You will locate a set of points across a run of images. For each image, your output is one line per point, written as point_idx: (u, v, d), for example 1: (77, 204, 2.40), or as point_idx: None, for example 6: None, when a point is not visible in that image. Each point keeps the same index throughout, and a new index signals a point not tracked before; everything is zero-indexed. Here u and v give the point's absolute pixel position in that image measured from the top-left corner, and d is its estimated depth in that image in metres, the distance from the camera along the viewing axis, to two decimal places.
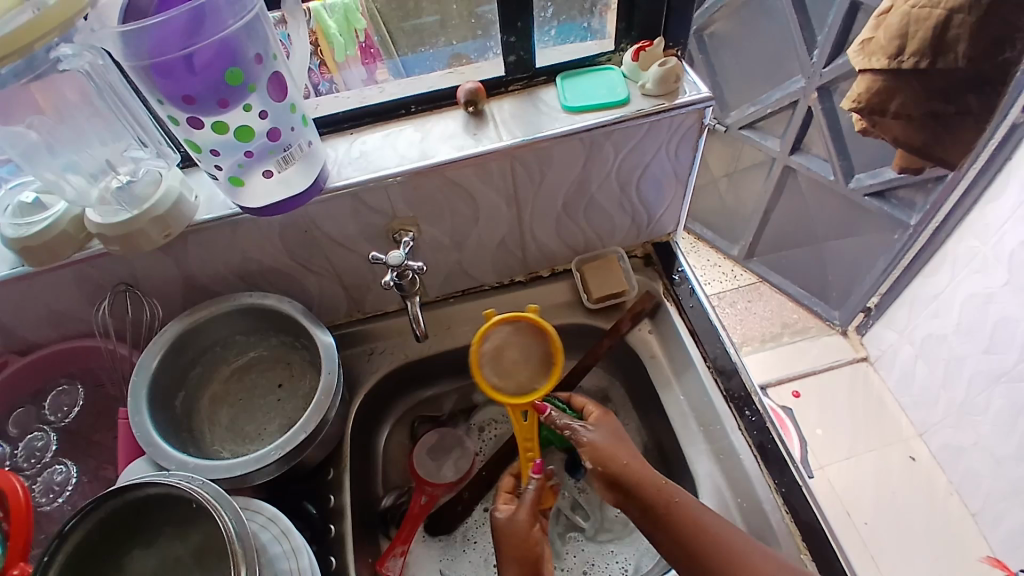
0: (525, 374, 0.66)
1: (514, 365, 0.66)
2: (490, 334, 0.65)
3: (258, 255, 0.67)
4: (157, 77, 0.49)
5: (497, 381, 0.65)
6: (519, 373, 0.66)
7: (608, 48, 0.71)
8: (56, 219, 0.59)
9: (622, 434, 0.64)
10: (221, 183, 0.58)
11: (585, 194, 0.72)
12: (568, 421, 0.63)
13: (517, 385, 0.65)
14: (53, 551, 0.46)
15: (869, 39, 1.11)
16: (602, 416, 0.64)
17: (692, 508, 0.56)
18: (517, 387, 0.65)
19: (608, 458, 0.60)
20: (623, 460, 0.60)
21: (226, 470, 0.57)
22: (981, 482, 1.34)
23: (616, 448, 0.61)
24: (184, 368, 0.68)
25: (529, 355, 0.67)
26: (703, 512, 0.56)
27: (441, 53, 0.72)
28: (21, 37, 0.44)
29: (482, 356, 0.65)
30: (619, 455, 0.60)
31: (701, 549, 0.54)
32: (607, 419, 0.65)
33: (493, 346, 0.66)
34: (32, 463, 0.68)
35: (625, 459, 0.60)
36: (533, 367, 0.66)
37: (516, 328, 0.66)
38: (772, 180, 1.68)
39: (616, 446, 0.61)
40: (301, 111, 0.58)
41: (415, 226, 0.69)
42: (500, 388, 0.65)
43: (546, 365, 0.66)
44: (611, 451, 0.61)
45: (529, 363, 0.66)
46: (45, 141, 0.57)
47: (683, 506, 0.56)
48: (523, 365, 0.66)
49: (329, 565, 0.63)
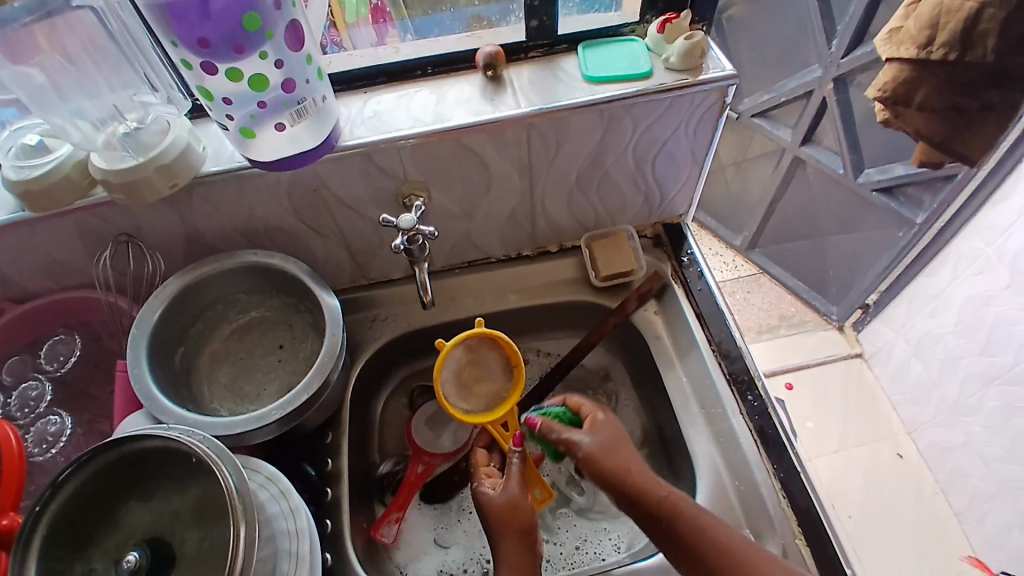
0: (490, 386, 0.68)
1: (476, 380, 0.67)
2: (445, 364, 0.65)
3: (264, 213, 0.66)
4: (171, 19, 0.47)
5: (467, 404, 0.66)
6: (484, 387, 0.67)
7: (632, 20, 0.70)
8: (60, 163, 0.57)
9: (624, 434, 0.62)
10: (232, 134, 0.57)
11: (600, 169, 0.71)
12: (564, 434, 0.60)
13: (486, 400, 0.67)
14: (45, 501, 0.46)
15: (898, 28, 1.09)
16: (603, 418, 0.62)
17: (699, 515, 0.53)
18: (486, 402, 0.67)
19: (611, 463, 0.57)
20: (627, 466, 0.57)
21: (228, 427, 0.57)
22: (967, 482, 1.36)
23: (619, 452, 0.59)
24: (184, 325, 0.66)
25: (488, 367, 0.68)
26: (712, 520, 0.53)
27: (460, 15, 0.70)
28: None
29: (445, 388, 0.65)
30: (622, 460, 0.58)
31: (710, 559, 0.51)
32: (610, 420, 0.62)
33: (451, 373, 0.66)
34: (26, 413, 0.67)
35: (628, 464, 0.57)
36: (496, 379, 0.68)
37: (467, 347, 0.66)
38: (780, 170, 1.67)
39: (619, 449, 0.59)
40: (316, 65, 0.57)
41: (425, 191, 0.67)
42: (471, 411, 0.66)
43: (507, 372, 0.68)
44: (614, 456, 0.58)
45: (491, 375, 0.68)
46: (52, 83, 0.55)
47: (689, 514, 0.53)
48: (485, 379, 0.67)
49: (325, 527, 0.63)
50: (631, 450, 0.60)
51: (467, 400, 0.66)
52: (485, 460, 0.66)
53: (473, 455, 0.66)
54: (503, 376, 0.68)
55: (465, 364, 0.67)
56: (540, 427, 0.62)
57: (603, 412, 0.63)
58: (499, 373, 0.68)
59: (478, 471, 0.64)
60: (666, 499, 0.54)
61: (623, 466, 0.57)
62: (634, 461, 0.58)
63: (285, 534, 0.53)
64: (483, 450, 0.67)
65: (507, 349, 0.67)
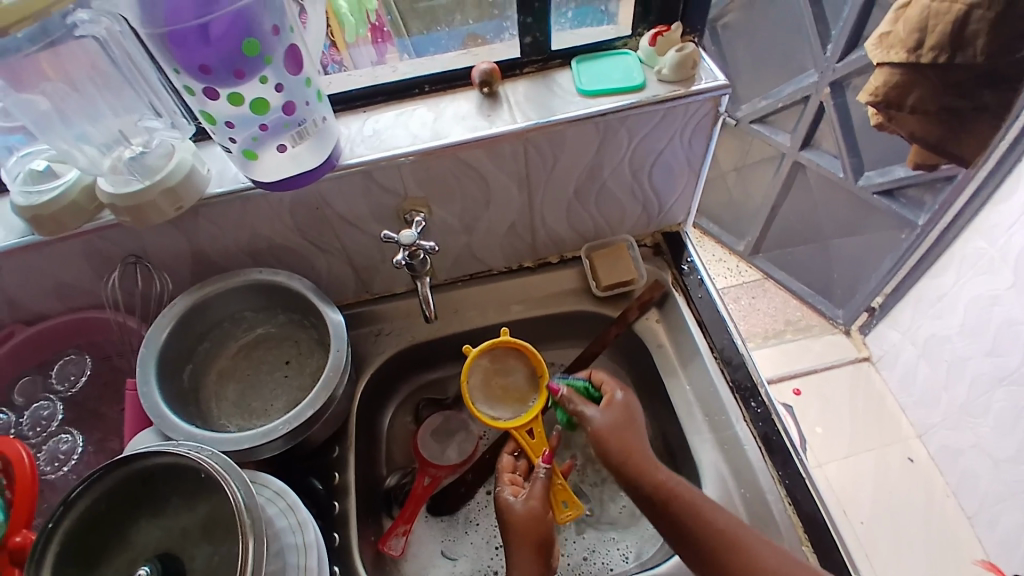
0: (516, 396, 0.67)
1: (503, 388, 0.68)
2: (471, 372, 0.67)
3: (268, 231, 0.67)
4: (173, 47, 0.48)
5: (494, 412, 0.66)
6: (510, 396, 0.68)
7: (624, 33, 0.71)
8: (67, 188, 0.59)
9: (637, 413, 0.65)
10: (235, 155, 0.58)
11: (597, 180, 0.72)
12: (577, 404, 0.64)
13: (512, 408, 0.67)
14: (58, 518, 0.47)
15: (887, 33, 1.11)
16: (620, 397, 0.64)
17: (696, 501, 0.56)
18: (512, 411, 0.67)
19: (616, 445, 0.61)
20: (629, 448, 0.61)
21: (234, 443, 0.57)
22: (979, 483, 1.35)
23: (625, 434, 0.62)
24: (193, 342, 0.68)
25: (514, 376, 0.68)
26: (707, 504, 0.56)
27: (456, 33, 0.72)
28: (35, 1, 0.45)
29: (471, 395, 0.66)
30: (627, 443, 0.61)
31: (704, 541, 0.55)
32: (626, 397, 0.65)
33: (478, 381, 0.68)
34: (38, 432, 0.68)
35: (631, 447, 0.61)
36: (521, 387, 0.68)
37: (493, 355, 0.68)
38: (781, 175, 1.67)
39: (626, 430, 0.62)
40: (316, 86, 0.58)
41: (426, 207, 0.68)
42: (498, 417, 0.66)
43: (532, 382, 0.68)
44: (620, 436, 0.61)
45: (516, 384, 0.68)
46: (57, 110, 0.57)
47: (687, 498, 0.57)
48: (511, 387, 0.68)
49: (333, 541, 0.64)
50: (638, 427, 0.63)
51: (495, 407, 0.67)
52: (510, 467, 0.66)
53: (499, 461, 0.67)
54: (529, 386, 0.68)
55: (491, 373, 0.68)
56: (561, 397, 0.65)
57: (621, 391, 0.65)
58: (525, 383, 0.68)
59: (501, 477, 0.65)
60: (664, 482, 0.58)
61: (626, 449, 0.60)
62: (637, 444, 0.61)
63: (294, 549, 0.53)
64: (510, 457, 0.67)
65: (530, 357, 0.67)
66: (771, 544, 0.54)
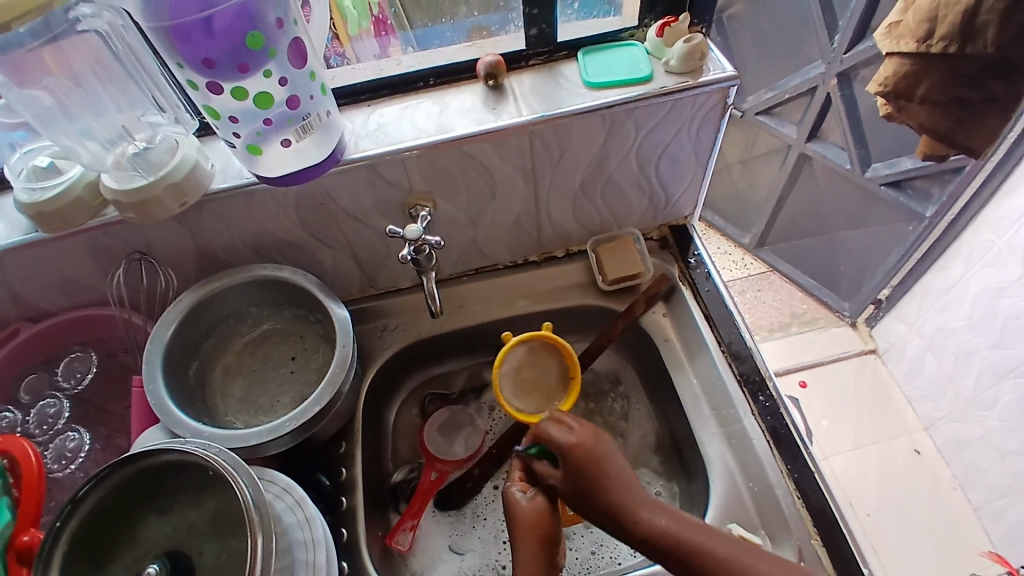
0: (546, 391, 0.69)
1: (533, 381, 0.69)
2: (505, 360, 0.67)
3: (273, 227, 0.67)
4: (175, 41, 0.48)
5: (520, 404, 0.68)
6: (538, 390, 0.69)
7: (631, 24, 0.70)
8: (71, 184, 0.58)
9: (602, 450, 0.56)
10: (239, 150, 0.57)
11: (603, 173, 0.71)
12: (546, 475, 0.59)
13: (539, 403, 0.68)
14: (65, 518, 0.46)
15: (897, 22, 1.10)
16: (577, 456, 0.56)
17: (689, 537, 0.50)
18: (539, 406, 0.68)
19: (601, 505, 0.54)
20: (617, 504, 0.53)
21: (241, 440, 0.57)
22: (985, 476, 1.34)
23: (607, 493, 0.54)
24: (199, 338, 0.67)
25: (547, 372, 0.69)
26: (716, 544, 0.50)
27: (461, 25, 0.71)
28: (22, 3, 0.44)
29: (502, 383, 0.67)
30: (613, 499, 0.53)
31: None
32: (583, 448, 0.56)
33: (511, 368, 0.68)
34: (44, 430, 0.68)
35: (619, 503, 0.53)
36: (550, 384, 0.69)
37: (530, 347, 0.68)
38: (787, 167, 1.66)
39: (604, 488, 0.54)
40: (320, 79, 0.57)
41: (431, 201, 0.68)
42: (523, 410, 0.67)
43: (563, 380, 0.69)
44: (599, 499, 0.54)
45: (547, 381, 0.69)
46: (59, 105, 0.56)
47: (695, 548, 0.50)
48: (541, 382, 0.69)
49: (340, 536, 0.64)
50: (614, 475, 0.54)
51: (522, 398, 0.68)
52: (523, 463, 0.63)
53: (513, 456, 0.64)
54: (559, 384, 0.69)
55: (524, 364, 0.69)
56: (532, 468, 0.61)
57: (572, 436, 0.57)
58: (556, 379, 0.69)
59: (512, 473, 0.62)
60: (664, 531, 0.51)
61: (613, 508, 0.53)
62: (625, 497, 0.53)
63: (301, 544, 0.53)
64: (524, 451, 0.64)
65: (566, 355, 0.68)
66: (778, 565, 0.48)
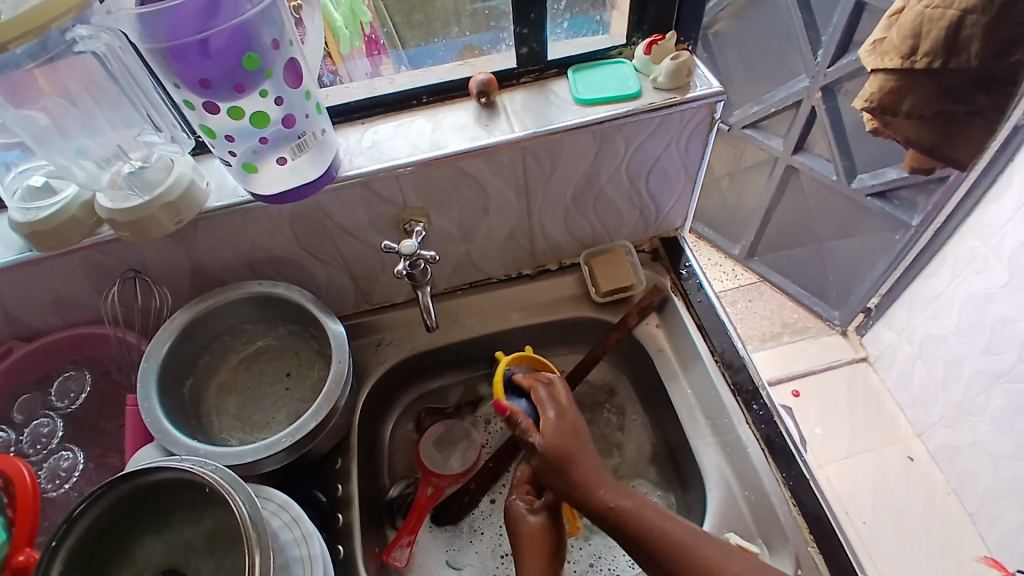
0: None
1: None
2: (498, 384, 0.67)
3: (268, 244, 0.67)
4: (173, 62, 0.49)
5: None
6: None
7: (620, 42, 0.71)
8: (66, 204, 0.59)
9: (582, 433, 0.61)
10: (234, 168, 0.58)
11: (595, 188, 0.72)
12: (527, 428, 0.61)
13: None
14: (62, 536, 0.46)
15: (881, 39, 1.12)
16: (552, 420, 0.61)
17: (644, 516, 0.55)
18: None
19: (568, 476, 0.58)
20: (580, 479, 0.58)
21: (237, 457, 0.57)
22: (978, 482, 1.35)
23: (572, 466, 0.58)
24: (193, 356, 0.67)
25: None
26: (677, 528, 0.53)
27: (453, 45, 0.72)
28: (20, 26, 0.45)
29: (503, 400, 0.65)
30: (581, 472, 0.58)
31: (678, 573, 0.52)
32: (561, 421, 0.61)
33: None
34: (38, 450, 0.68)
35: (588, 477, 0.58)
36: None
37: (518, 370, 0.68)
38: (775, 179, 1.69)
39: (572, 460, 0.59)
40: (315, 99, 0.58)
41: (425, 217, 0.69)
42: None
43: None
44: (568, 469, 0.58)
45: None
46: (55, 125, 0.57)
47: (648, 526, 0.54)
48: None
49: (337, 553, 0.63)
50: (587, 452, 0.60)
51: None
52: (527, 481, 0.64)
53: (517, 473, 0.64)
54: None
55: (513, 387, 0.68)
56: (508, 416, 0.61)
57: (554, 411, 0.62)
58: None
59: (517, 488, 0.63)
60: (621, 508, 0.56)
61: (582, 480, 0.58)
62: (591, 472, 0.58)
63: (298, 561, 0.53)
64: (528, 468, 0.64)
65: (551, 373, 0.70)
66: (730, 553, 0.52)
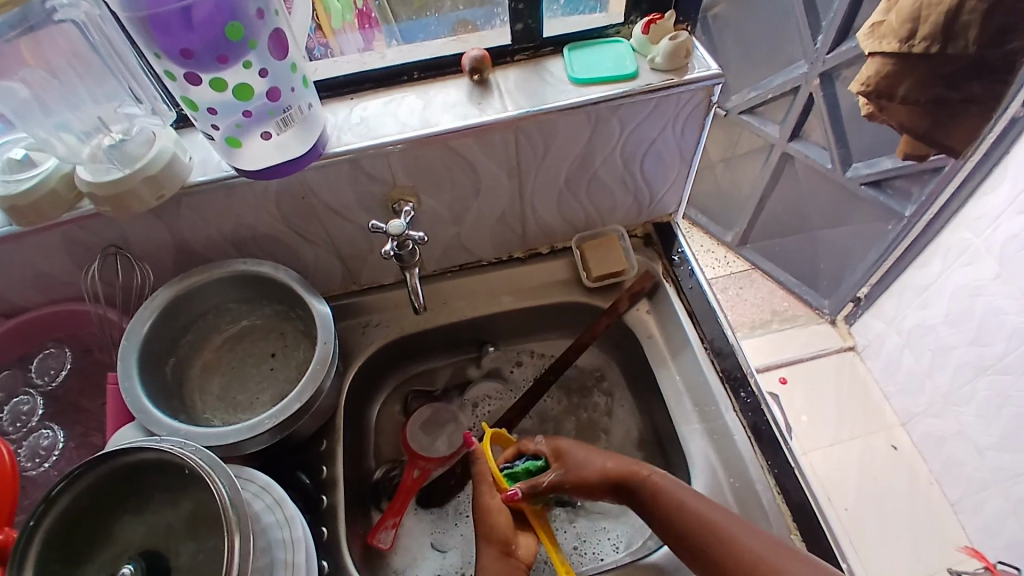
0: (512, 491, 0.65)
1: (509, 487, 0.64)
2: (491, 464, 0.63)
3: (252, 221, 0.65)
4: (154, 31, 0.47)
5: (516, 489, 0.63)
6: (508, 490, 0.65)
7: (617, 21, 0.70)
8: (45, 177, 0.57)
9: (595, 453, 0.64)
10: (218, 143, 0.56)
11: (588, 170, 0.71)
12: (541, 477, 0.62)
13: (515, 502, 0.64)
14: (39, 515, 0.45)
15: (880, 23, 1.11)
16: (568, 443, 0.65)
17: (676, 493, 0.57)
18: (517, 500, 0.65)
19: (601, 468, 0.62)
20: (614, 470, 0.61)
21: (220, 438, 0.56)
22: (963, 470, 1.37)
23: (603, 460, 0.62)
24: (175, 335, 0.66)
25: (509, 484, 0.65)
26: (713, 510, 0.56)
27: (446, 19, 0.70)
28: None
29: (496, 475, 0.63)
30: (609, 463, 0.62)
31: (708, 547, 0.54)
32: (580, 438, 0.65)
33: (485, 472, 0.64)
34: (18, 427, 0.67)
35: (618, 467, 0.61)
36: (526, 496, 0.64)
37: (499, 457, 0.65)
38: (769, 167, 1.68)
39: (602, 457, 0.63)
40: (301, 72, 0.56)
41: (414, 196, 0.67)
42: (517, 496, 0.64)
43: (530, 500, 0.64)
44: (599, 462, 0.62)
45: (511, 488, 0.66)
46: (36, 97, 0.55)
47: (678, 503, 0.57)
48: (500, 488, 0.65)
49: (321, 535, 0.63)
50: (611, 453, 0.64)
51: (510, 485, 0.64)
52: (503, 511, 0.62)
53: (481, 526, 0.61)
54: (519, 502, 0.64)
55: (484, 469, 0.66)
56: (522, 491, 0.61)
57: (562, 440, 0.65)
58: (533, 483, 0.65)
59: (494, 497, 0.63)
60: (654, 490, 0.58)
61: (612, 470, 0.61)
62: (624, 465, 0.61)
63: (281, 543, 0.53)
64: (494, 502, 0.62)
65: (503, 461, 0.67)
66: (761, 533, 0.53)
